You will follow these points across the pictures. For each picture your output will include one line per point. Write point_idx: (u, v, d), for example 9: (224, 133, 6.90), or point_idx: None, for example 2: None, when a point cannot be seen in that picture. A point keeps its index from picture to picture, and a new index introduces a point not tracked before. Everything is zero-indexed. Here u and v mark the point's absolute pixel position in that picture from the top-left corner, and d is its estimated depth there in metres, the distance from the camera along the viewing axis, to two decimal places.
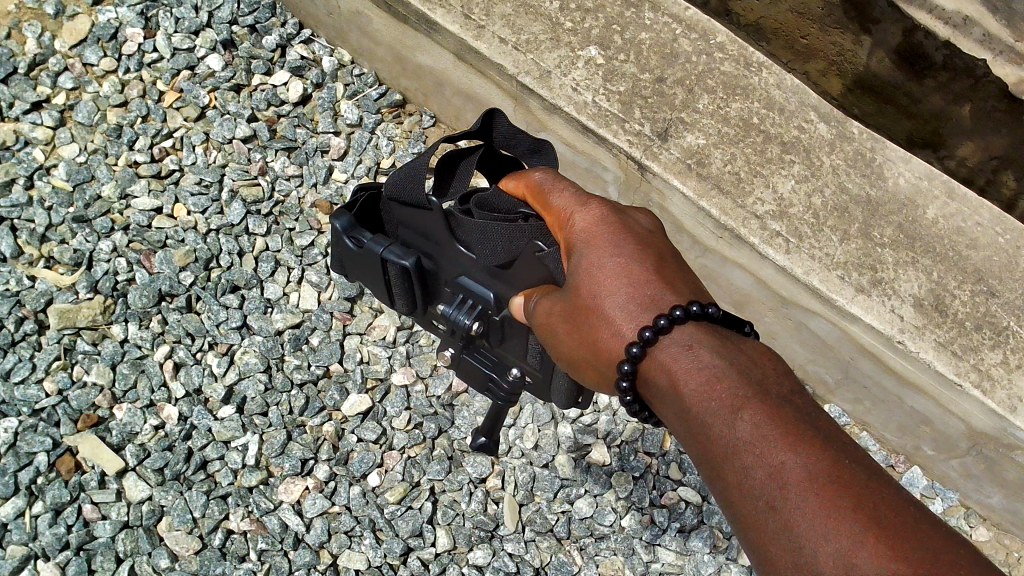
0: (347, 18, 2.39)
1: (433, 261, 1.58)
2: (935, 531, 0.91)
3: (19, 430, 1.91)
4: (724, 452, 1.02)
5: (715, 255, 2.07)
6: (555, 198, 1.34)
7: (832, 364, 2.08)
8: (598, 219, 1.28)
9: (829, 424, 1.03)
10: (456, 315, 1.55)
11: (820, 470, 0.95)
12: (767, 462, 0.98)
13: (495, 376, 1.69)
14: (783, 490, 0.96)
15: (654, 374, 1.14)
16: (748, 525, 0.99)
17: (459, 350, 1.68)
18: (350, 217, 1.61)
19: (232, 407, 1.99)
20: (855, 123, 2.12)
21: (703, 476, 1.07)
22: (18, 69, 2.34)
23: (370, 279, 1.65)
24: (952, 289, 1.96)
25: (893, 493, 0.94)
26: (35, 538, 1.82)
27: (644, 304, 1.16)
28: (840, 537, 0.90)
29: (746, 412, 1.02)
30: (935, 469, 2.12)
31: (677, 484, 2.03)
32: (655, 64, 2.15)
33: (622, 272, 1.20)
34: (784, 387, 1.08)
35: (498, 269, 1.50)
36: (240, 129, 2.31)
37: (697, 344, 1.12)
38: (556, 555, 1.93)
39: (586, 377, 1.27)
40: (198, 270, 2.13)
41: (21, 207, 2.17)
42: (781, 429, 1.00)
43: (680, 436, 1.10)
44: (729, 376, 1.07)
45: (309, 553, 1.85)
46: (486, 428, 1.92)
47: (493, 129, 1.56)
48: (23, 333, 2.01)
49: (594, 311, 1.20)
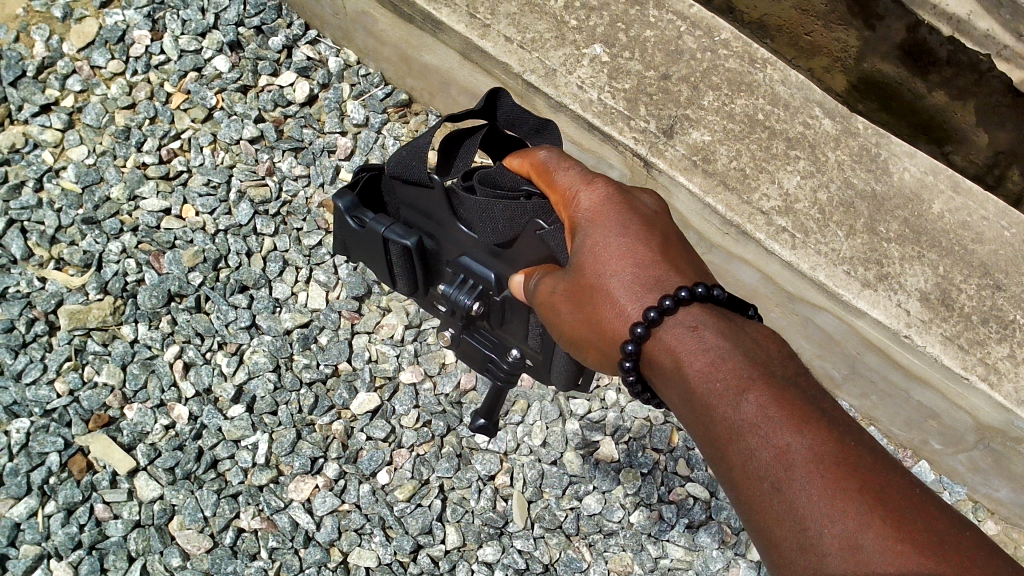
0: (352, 18, 2.40)
1: (434, 241, 1.60)
2: (940, 513, 0.93)
3: (31, 430, 1.93)
4: (728, 432, 1.03)
5: (721, 252, 2.08)
6: (559, 176, 1.35)
7: (839, 359, 2.09)
8: (603, 200, 1.29)
9: (833, 407, 1.05)
10: (457, 295, 1.54)
11: (825, 451, 0.96)
12: (772, 442, 0.99)
13: (495, 357, 1.70)
14: (788, 471, 0.97)
15: (657, 355, 1.16)
16: (751, 505, 1.00)
17: (459, 331, 1.69)
18: (353, 197, 1.63)
19: (242, 407, 2.00)
20: (860, 119, 2.12)
21: (707, 456, 1.08)
22: (27, 72, 2.35)
23: (371, 259, 1.66)
24: (959, 283, 1.96)
25: (897, 475, 0.96)
26: (47, 538, 1.83)
27: (650, 285, 1.19)
28: (846, 519, 0.91)
29: (751, 393, 1.04)
30: (942, 464, 2.12)
31: (684, 480, 2.04)
32: (660, 61, 2.15)
33: (627, 252, 1.22)
34: (788, 370, 1.09)
35: (499, 248, 1.50)
36: (247, 130, 2.32)
37: (701, 325, 1.14)
38: (565, 551, 1.94)
39: (589, 358, 1.28)
40: (206, 270, 2.14)
41: (31, 208, 2.19)
42: (786, 410, 1.01)
43: (684, 417, 1.12)
44: (734, 358, 1.09)
45: (319, 551, 1.87)
46: (486, 411, 1.90)
47: (497, 108, 1.57)
48: (34, 334, 2.03)
49: (598, 291, 1.22)
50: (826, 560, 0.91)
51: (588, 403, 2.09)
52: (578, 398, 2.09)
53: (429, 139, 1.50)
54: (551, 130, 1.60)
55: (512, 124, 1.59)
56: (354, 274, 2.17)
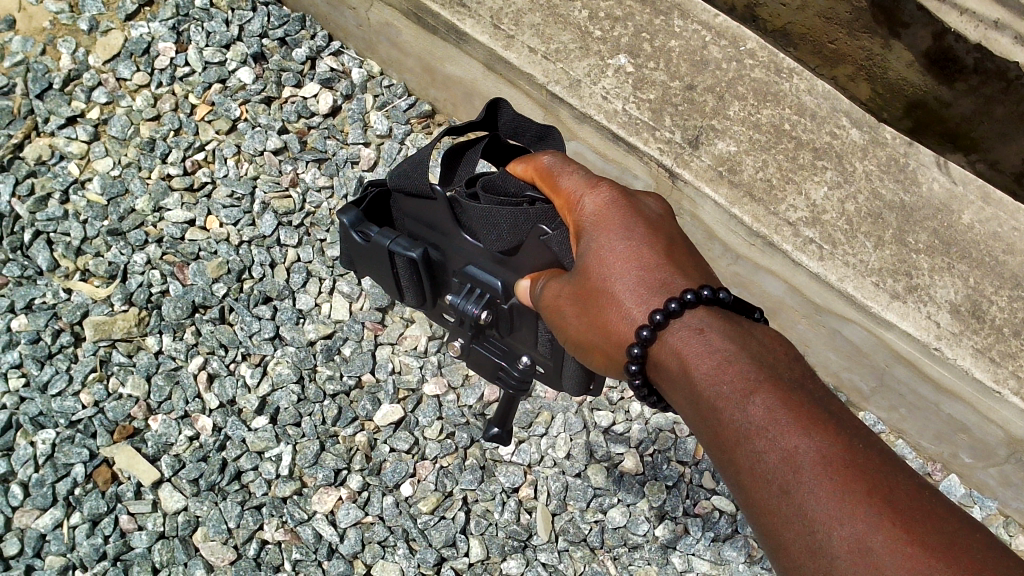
0: (377, 30, 2.40)
1: (439, 252, 1.58)
2: (951, 515, 0.91)
3: (57, 441, 1.94)
4: (735, 435, 1.02)
5: (747, 263, 2.06)
6: (563, 179, 1.33)
7: (867, 372, 2.06)
8: (608, 201, 1.27)
9: (840, 409, 1.03)
10: (465, 305, 1.52)
11: (834, 454, 0.95)
12: (780, 446, 0.97)
13: (505, 365, 1.66)
14: (796, 474, 0.95)
15: (664, 358, 1.14)
16: (758, 508, 0.98)
17: (468, 341, 1.64)
18: (357, 212, 1.61)
19: (266, 418, 1.99)
20: (889, 128, 2.10)
21: (713, 459, 1.07)
22: (53, 84, 2.36)
23: (378, 273, 1.64)
24: (989, 294, 1.94)
25: (907, 478, 0.94)
26: (73, 549, 1.85)
27: (655, 287, 1.17)
28: (855, 522, 0.90)
29: (758, 396, 1.02)
30: (973, 478, 2.09)
31: (710, 494, 2.02)
32: (685, 71, 2.14)
33: (633, 255, 1.20)
34: (795, 372, 1.08)
35: (504, 256, 1.48)
36: (271, 141, 2.33)
37: (707, 328, 1.12)
38: (590, 564, 1.93)
39: (594, 361, 1.27)
40: (230, 282, 2.14)
41: (57, 220, 2.20)
42: (794, 413, 0.99)
43: (690, 420, 1.10)
44: (740, 360, 1.07)
45: (343, 564, 1.87)
46: (499, 419, 1.88)
47: (497, 117, 1.55)
48: (60, 345, 2.04)
49: (604, 294, 1.20)
50: (835, 563, 0.90)
51: (613, 415, 2.07)
52: (601, 410, 2.08)
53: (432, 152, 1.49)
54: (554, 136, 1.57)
55: (514, 133, 1.57)
56: (377, 285, 2.17)
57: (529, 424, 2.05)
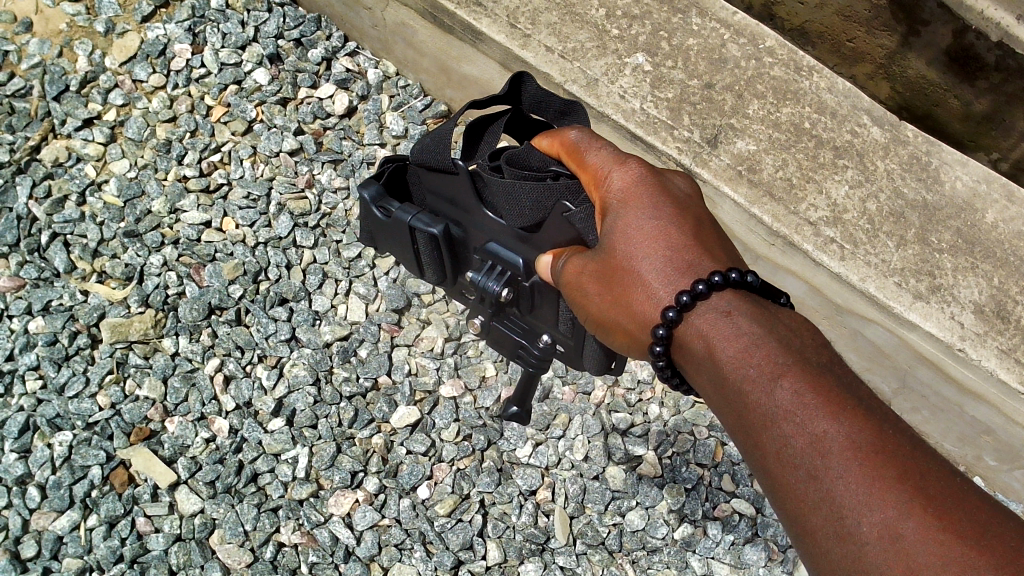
0: (392, 30, 2.40)
1: (461, 229, 1.56)
2: (983, 502, 0.89)
3: (74, 443, 1.94)
4: (763, 419, 1.00)
5: (768, 263, 2.04)
6: (589, 156, 1.32)
7: (889, 373, 2.04)
8: (635, 179, 1.25)
9: (870, 393, 1.00)
10: (486, 282, 1.50)
11: (863, 438, 0.93)
12: (808, 430, 0.95)
13: (526, 344, 1.65)
14: (825, 459, 0.93)
15: (689, 341, 1.12)
16: (786, 493, 0.96)
17: (488, 319, 1.63)
18: (379, 188, 1.61)
19: (282, 420, 1.98)
20: (909, 126, 2.08)
21: (740, 443, 1.05)
22: (70, 86, 2.37)
23: (398, 250, 1.64)
24: (1014, 295, 1.92)
25: (938, 464, 0.92)
26: (90, 551, 1.84)
27: (681, 269, 1.15)
28: (885, 507, 0.88)
29: (786, 380, 1.00)
30: (997, 481, 2.06)
31: (729, 496, 2.00)
32: (703, 70, 2.12)
33: (659, 235, 1.18)
34: (823, 355, 1.05)
35: (525, 233, 1.46)
36: (287, 142, 2.32)
37: (735, 311, 1.10)
38: (608, 568, 1.90)
39: (616, 341, 1.25)
40: (246, 283, 2.13)
41: (74, 222, 2.21)
42: (823, 396, 0.97)
43: (715, 403, 1.09)
44: (768, 344, 1.05)
45: (360, 566, 1.85)
46: (518, 397, 1.88)
47: (521, 94, 1.53)
48: (77, 347, 2.04)
49: (629, 275, 1.18)
50: (865, 550, 0.88)
51: (631, 418, 2.06)
52: (620, 412, 2.06)
53: (454, 126, 1.48)
54: (578, 112, 1.53)
55: (538, 108, 1.54)
56: (393, 287, 2.16)
57: (546, 427, 2.03)
